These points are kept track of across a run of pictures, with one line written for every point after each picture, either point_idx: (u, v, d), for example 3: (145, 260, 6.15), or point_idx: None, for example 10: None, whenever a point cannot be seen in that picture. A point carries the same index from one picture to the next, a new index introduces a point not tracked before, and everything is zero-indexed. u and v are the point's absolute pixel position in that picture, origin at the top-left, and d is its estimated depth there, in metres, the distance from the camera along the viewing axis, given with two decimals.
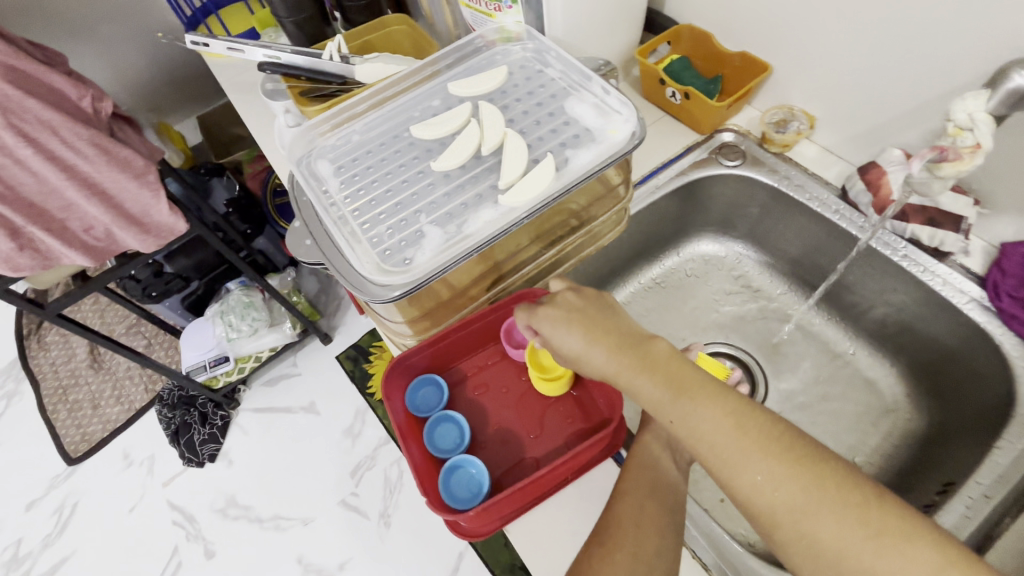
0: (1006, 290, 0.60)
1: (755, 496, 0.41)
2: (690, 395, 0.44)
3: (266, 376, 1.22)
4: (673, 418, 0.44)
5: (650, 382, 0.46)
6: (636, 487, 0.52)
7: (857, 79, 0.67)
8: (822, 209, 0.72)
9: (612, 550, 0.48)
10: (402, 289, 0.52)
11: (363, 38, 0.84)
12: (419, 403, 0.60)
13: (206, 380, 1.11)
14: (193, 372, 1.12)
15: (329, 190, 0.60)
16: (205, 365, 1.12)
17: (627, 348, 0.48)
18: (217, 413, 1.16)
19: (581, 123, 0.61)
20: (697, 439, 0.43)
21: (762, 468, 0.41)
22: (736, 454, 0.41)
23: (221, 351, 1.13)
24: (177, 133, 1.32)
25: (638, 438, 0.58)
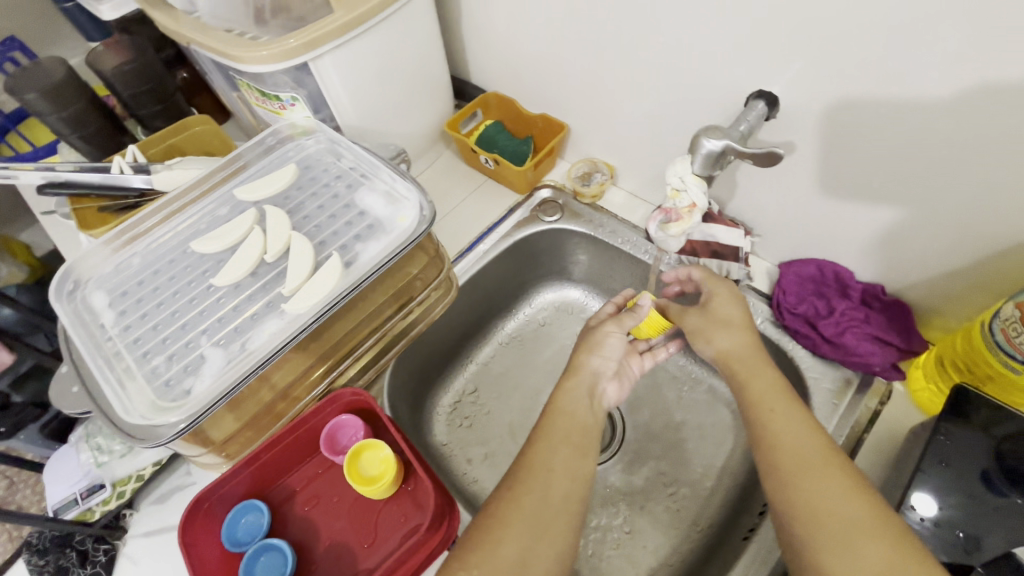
0: (787, 307, 0.65)
1: (797, 494, 0.47)
2: (791, 409, 0.52)
3: (156, 493, 0.74)
4: (766, 421, 0.53)
5: (760, 388, 0.55)
6: (549, 437, 0.55)
7: (635, 133, 0.73)
8: (634, 251, 0.77)
9: (520, 494, 0.50)
10: (181, 423, 0.49)
11: (165, 142, 0.81)
12: (238, 536, 0.55)
13: (76, 518, 0.69)
14: (58, 511, 0.70)
15: (105, 323, 0.56)
16: (73, 496, 0.70)
17: (736, 348, 0.58)
18: (97, 549, 0.69)
19: (373, 213, 0.61)
20: (780, 441, 0.51)
21: (821, 477, 0.47)
22: (813, 465, 0.48)
23: (94, 477, 0.71)
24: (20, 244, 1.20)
25: (558, 389, 0.60)
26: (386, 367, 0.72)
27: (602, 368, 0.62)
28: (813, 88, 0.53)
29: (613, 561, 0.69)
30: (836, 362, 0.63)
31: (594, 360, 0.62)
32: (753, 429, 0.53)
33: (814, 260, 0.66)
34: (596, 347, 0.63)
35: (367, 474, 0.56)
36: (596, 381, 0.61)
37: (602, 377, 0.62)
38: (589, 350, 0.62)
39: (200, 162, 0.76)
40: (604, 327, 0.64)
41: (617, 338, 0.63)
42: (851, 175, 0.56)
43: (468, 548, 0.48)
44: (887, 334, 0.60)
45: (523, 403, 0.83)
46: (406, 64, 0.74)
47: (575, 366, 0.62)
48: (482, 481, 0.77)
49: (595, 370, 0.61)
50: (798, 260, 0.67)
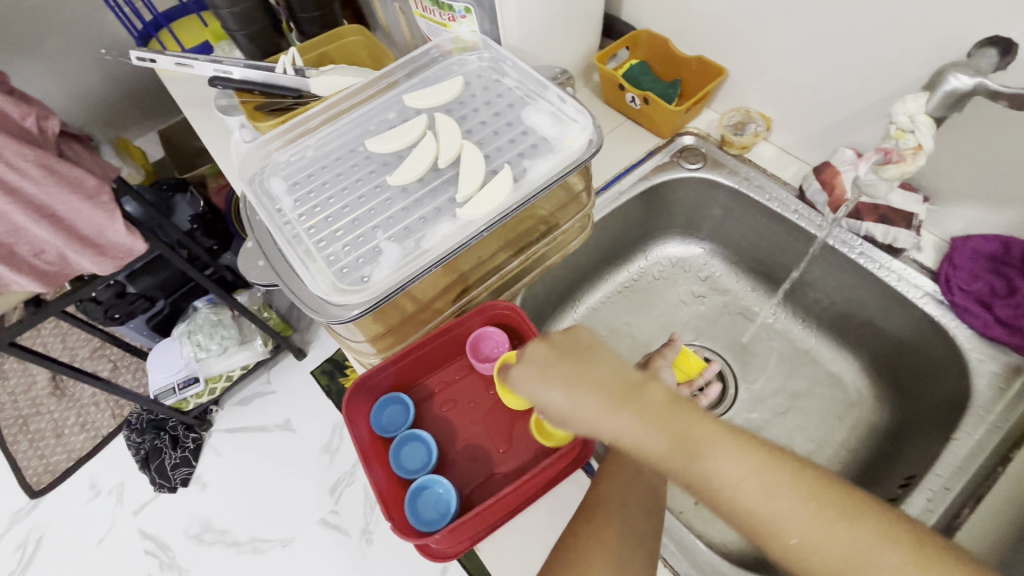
0: (958, 284, 0.61)
1: (824, 540, 0.39)
2: (718, 443, 0.43)
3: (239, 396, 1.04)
4: (700, 450, 0.43)
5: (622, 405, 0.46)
6: (612, 478, 0.54)
7: (812, 81, 0.68)
8: (781, 209, 0.73)
9: (600, 527, 0.51)
10: (361, 306, 0.51)
11: (320, 50, 0.83)
12: (385, 423, 0.59)
13: (172, 404, 0.95)
14: (158, 395, 0.95)
15: (283, 208, 0.58)
16: (172, 385, 0.95)
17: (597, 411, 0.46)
18: (188, 436, 0.99)
19: (538, 133, 0.61)
20: (723, 487, 0.42)
21: (807, 532, 0.40)
22: (762, 519, 0.40)
23: (190, 370, 0.97)
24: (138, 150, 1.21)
25: (614, 440, 0.57)
26: (516, 293, 0.73)
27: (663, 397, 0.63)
28: None
29: (717, 513, 0.70)
30: (1005, 348, 0.59)
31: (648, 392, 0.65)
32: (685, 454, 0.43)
33: (998, 236, 0.60)
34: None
35: (534, 420, 0.57)
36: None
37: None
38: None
39: (356, 71, 0.78)
40: (654, 363, 0.62)
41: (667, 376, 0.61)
42: None
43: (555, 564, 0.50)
44: None
45: (632, 351, 0.83)
46: None
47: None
48: None
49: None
50: (977, 236, 0.62)
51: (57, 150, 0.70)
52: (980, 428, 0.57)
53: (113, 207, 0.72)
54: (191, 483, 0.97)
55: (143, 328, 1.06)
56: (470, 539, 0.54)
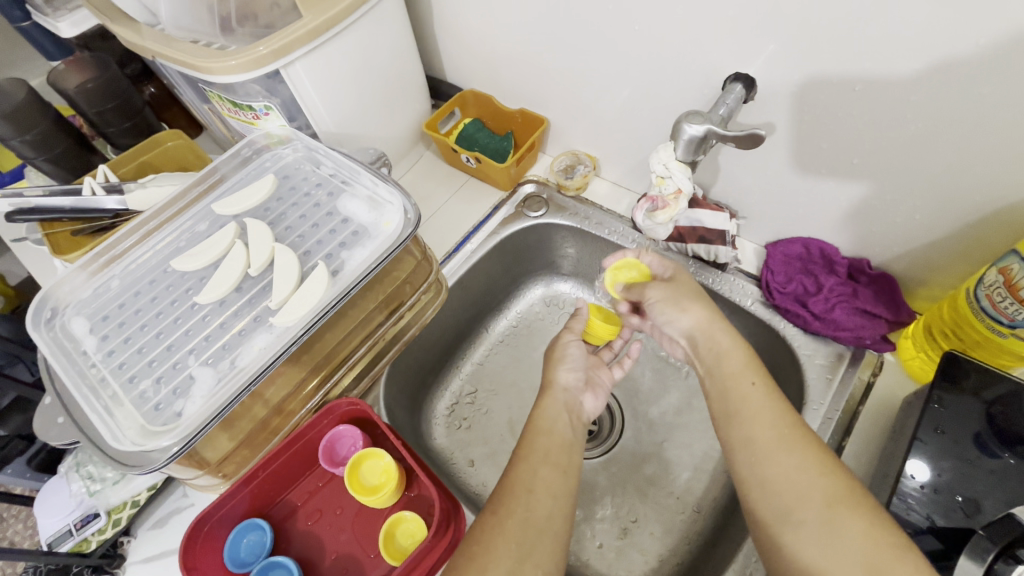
0: (777, 287, 0.66)
1: (776, 470, 0.47)
2: (764, 385, 0.52)
3: (153, 518, 0.73)
4: (741, 396, 0.52)
5: (733, 366, 0.53)
6: (531, 458, 0.54)
7: (617, 121, 0.73)
8: (621, 241, 0.77)
9: (503, 518, 0.48)
10: (174, 445, 0.47)
11: (138, 160, 0.79)
12: (242, 555, 0.54)
13: (71, 550, 0.66)
14: (53, 544, 0.67)
15: (87, 350, 0.54)
16: (67, 528, 0.67)
17: (715, 346, 0.56)
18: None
19: (356, 220, 0.60)
20: (759, 418, 0.50)
21: (796, 451, 0.47)
22: (787, 436, 0.48)
23: (88, 506, 0.68)
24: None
25: (539, 408, 0.60)
26: (379, 375, 0.71)
27: (571, 383, 0.64)
28: (788, 67, 0.53)
29: (620, 551, 0.70)
30: (827, 338, 0.64)
31: (562, 375, 0.64)
32: (727, 405, 0.52)
33: (800, 239, 0.66)
34: (561, 361, 0.66)
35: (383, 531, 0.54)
36: (570, 397, 0.63)
37: (574, 391, 0.64)
38: (558, 364, 0.65)
39: (176, 177, 0.75)
40: (563, 339, 0.68)
41: (576, 347, 0.68)
42: (831, 152, 0.57)
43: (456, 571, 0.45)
44: (876, 308, 0.61)
45: (520, 399, 0.83)
46: (379, 68, 0.73)
47: (550, 382, 0.63)
48: (487, 483, 0.77)
49: (566, 383, 0.64)
50: (784, 241, 0.68)
51: None
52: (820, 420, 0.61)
53: None
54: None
55: None
56: None
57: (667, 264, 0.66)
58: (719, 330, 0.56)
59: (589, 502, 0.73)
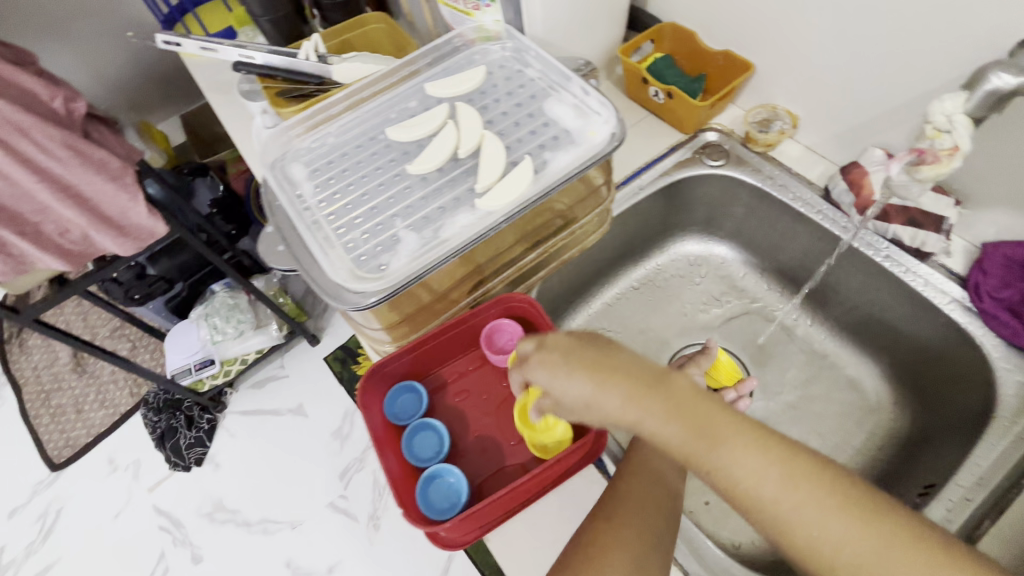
0: (988, 291, 0.60)
1: (851, 560, 0.38)
2: (735, 444, 0.40)
3: (252, 379, 0.97)
4: (726, 476, 0.40)
5: (691, 436, 0.41)
6: (634, 481, 0.53)
7: (842, 77, 0.66)
8: (805, 209, 0.72)
9: (619, 527, 0.50)
10: (378, 294, 0.51)
11: (341, 38, 0.83)
12: (398, 411, 0.59)
13: (189, 383, 0.92)
14: (175, 374, 0.92)
15: (304, 194, 0.58)
16: (189, 366, 0.92)
17: (632, 398, 0.42)
18: (204, 417, 0.94)
19: (560, 125, 0.60)
20: (747, 490, 0.39)
21: (857, 525, 0.38)
22: (800, 487, 0.39)
23: (207, 352, 0.93)
24: (160, 133, 1.20)
25: (637, 447, 0.57)
26: (531, 287, 0.73)
27: None
28: None
29: (727, 513, 0.69)
30: None
31: None
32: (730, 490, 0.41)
33: None
34: None
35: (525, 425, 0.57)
36: None
37: None
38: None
39: (377, 58, 0.78)
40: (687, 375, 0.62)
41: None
42: None
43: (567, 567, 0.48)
44: None
45: (646, 348, 0.83)
46: None
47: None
48: None
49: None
50: (1010, 243, 0.60)
51: (84, 132, 0.70)
52: (1005, 440, 0.55)
53: (136, 189, 0.70)
54: (205, 463, 0.92)
55: (161, 309, 1.07)
56: (479, 529, 0.55)
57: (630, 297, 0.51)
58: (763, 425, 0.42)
59: None
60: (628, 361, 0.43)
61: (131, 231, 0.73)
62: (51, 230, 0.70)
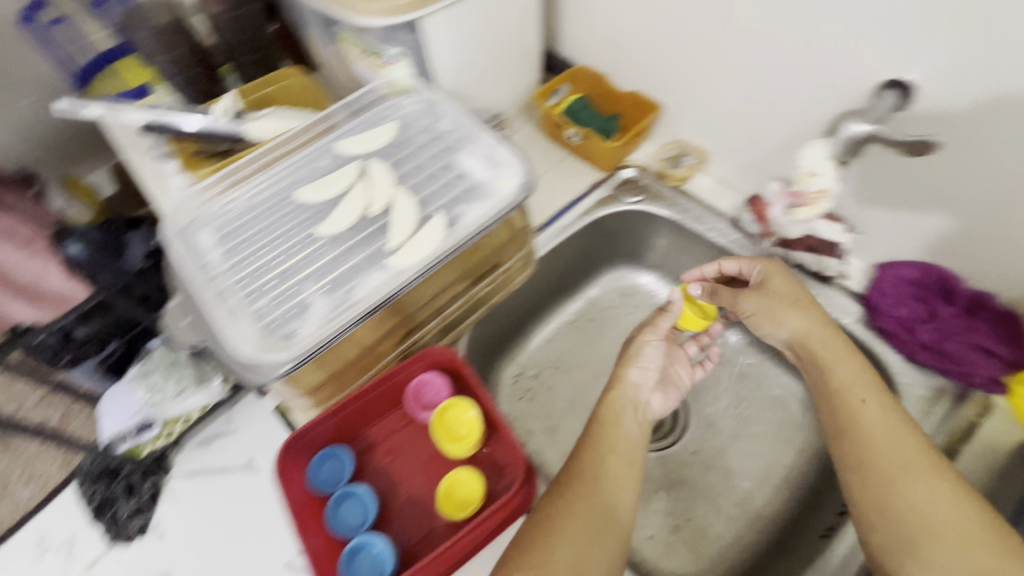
0: (886, 310, 0.63)
1: (913, 495, 0.48)
2: (885, 407, 0.53)
3: (200, 436, 0.75)
4: (850, 414, 0.54)
5: (852, 382, 0.56)
6: (593, 450, 0.57)
7: (738, 115, 0.70)
8: (719, 239, 0.75)
9: (571, 500, 0.52)
10: (289, 363, 0.50)
11: (260, 92, 0.82)
12: (322, 480, 0.57)
13: (126, 453, 0.72)
14: (110, 445, 0.74)
15: (213, 261, 0.57)
16: (126, 431, 0.73)
17: (835, 351, 0.58)
18: (140, 482, 0.71)
19: (472, 176, 0.61)
20: (880, 442, 0.51)
21: (925, 480, 0.48)
22: (923, 465, 0.49)
23: (145, 415, 0.74)
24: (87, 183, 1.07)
25: (605, 401, 0.62)
26: (461, 333, 0.73)
27: (640, 380, 0.65)
28: (954, 79, 0.50)
29: (670, 545, 0.69)
30: (931, 370, 0.61)
31: (633, 372, 0.65)
32: (843, 428, 0.54)
33: (920, 263, 0.62)
34: (635, 358, 0.66)
35: (444, 485, 0.56)
36: (636, 394, 0.63)
37: (643, 389, 0.64)
38: (629, 362, 0.65)
39: (293, 113, 0.77)
40: (643, 336, 0.67)
41: (654, 347, 0.66)
42: (982, 176, 0.53)
43: (522, 546, 0.49)
44: (997, 347, 0.57)
45: (585, 381, 0.84)
46: (506, 29, 0.73)
47: (618, 378, 0.64)
48: (543, 456, 0.77)
49: (635, 381, 0.64)
50: (898, 263, 0.64)
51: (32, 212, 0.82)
52: None
53: (44, 256, 0.86)
54: (147, 534, 0.69)
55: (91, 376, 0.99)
56: None
57: (753, 264, 0.65)
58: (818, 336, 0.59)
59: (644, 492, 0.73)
60: (781, 288, 0.62)
61: (50, 297, 0.87)
62: None
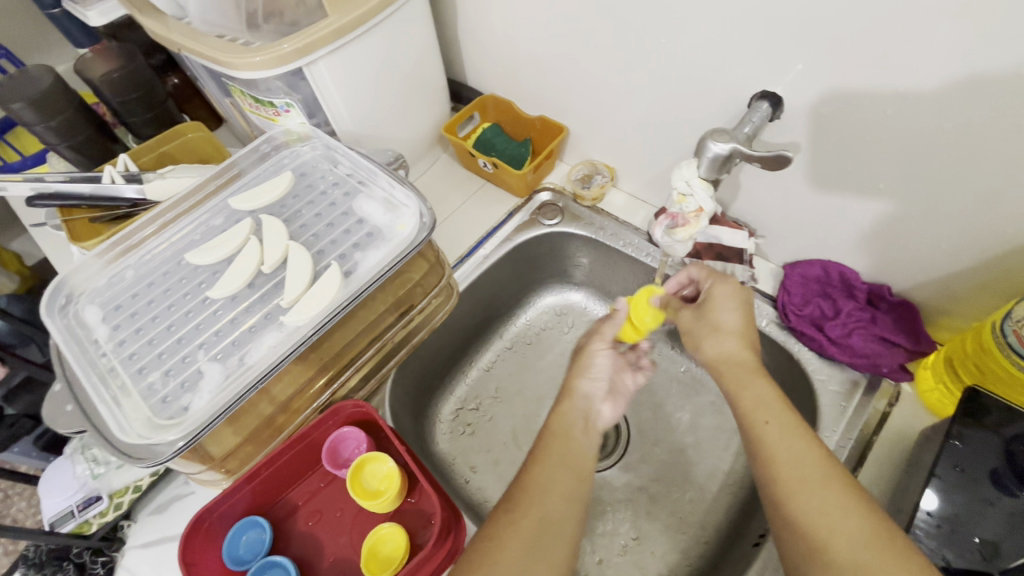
0: (793, 309, 0.65)
1: (803, 507, 0.43)
2: (783, 419, 0.48)
3: (153, 504, 0.71)
4: (757, 430, 0.49)
5: (751, 398, 0.50)
6: (546, 460, 0.52)
7: (638, 132, 0.72)
8: (635, 253, 0.76)
9: (517, 518, 0.48)
10: (180, 440, 0.47)
11: (158, 150, 0.80)
12: (241, 554, 0.54)
13: (71, 530, 0.67)
14: (54, 523, 0.68)
15: (98, 339, 0.54)
16: (70, 509, 0.68)
17: (737, 372, 0.53)
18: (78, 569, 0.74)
19: (371, 221, 0.60)
20: (780, 458, 0.46)
21: (824, 490, 0.43)
22: (819, 477, 0.44)
23: (90, 489, 0.69)
24: (13, 257, 1.18)
25: (556, 413, 0.58)
26: (386, 377, 0.71)
27: (592, 391, 0.60)
28: (817, 87, 0.52)
29: (620, 568, 0.68)
30: (843, 365, 0.63)
31: (585, 384, 0.61)
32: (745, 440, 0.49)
33: (819, 261, 0.65)
34: (585, 370, 0.61)
35: (368, 543, 0.54)
36: (588, 406, 0.59)
37: (594, 400, 0.60)
38: (579, 372, 0.61)
39: (193, 169, 0.75)
40: (591, 345, 0.63)
41: (604, 357, 0.63)
42: (858, 172, 0.56)
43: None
44: (895, 336, 0.60)
45: (525, 407, 0.82)
46: (402, 69, 0.73)
47: (568, 389, 0.60)
48: (487, 491, 0.76)
49: (587, 392, 0.60)
50: (803, 262, 0.67)
51: None
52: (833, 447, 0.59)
53: None
54: None
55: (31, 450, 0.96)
56: None
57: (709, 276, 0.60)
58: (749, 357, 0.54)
59: (591, 516, 0.72)
60: (724, 303, 0.57)
61: None
62: None
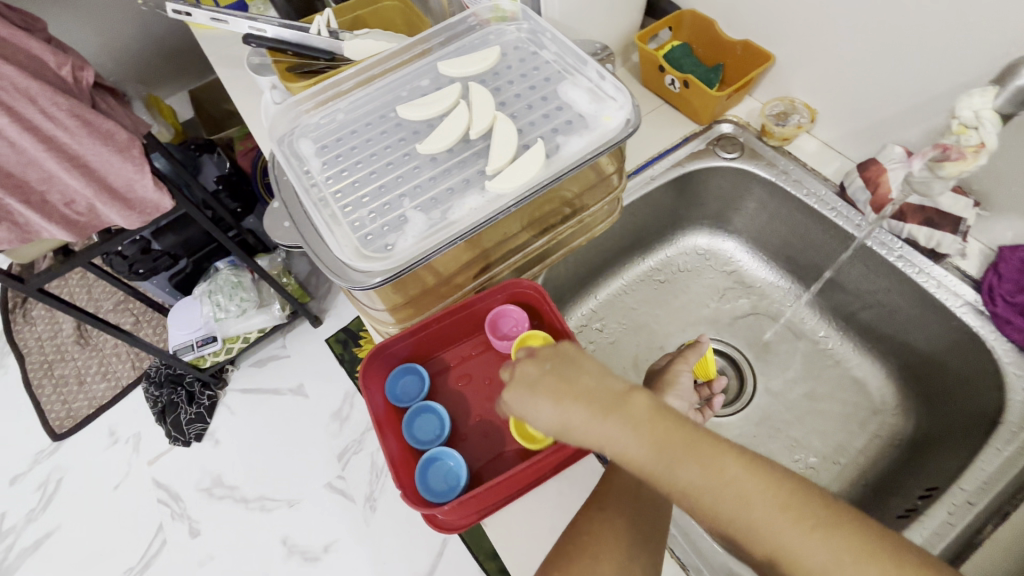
0: (1002, 295, 0.59)
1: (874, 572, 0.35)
2: (710, 463, 0.39)
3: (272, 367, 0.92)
4: (713, 488, 0.39)
5: (655, 464, 0.40)
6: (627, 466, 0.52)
7: (866, 70, 0.65)
8: (819, 205, 0.71)
9: (612, 513, 0.49)
10: (383, 275, 0.51)
11: (353, 14, 0.81)
12: (399, 393, 0.59)
13: (192, 357, 1.05)
14: (178, 350, 1.05)
15: (311, 170, 0.58)
16: (190, 342, 1.05)
17: (645, 448, 0.40)
18: (205, 394, 1.13)
19: (574, 109, 0.59)
20: (734, 504, 0.38)
21: (818, 536, 0.37)
22: (762, 514, 0.38)
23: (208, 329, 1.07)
24: (166, 107, 1.28)
25: None
26: (537, 274, 0.72)
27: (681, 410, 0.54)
28: None
29: None
30: None
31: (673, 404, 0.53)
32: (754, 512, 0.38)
33: None
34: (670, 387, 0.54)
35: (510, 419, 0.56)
36: None
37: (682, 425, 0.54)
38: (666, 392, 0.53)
39: (390, 35, 0.76)
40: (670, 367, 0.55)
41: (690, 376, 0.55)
42: None
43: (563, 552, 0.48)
44: None
45: (650, 343, 0.81)
46: None
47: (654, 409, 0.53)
48: None
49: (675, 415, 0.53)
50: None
51: (92, 102, 0.76)
52: (1015, 445, 0.55)
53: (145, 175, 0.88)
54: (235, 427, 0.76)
55: (163, 284, 1.14)
56: (477, 513, 0.54)
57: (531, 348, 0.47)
58: (575, 419, 0.43)
59: None
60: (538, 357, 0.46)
61: (136, 204, 0.82)
62: (56, 199, 0.77)
